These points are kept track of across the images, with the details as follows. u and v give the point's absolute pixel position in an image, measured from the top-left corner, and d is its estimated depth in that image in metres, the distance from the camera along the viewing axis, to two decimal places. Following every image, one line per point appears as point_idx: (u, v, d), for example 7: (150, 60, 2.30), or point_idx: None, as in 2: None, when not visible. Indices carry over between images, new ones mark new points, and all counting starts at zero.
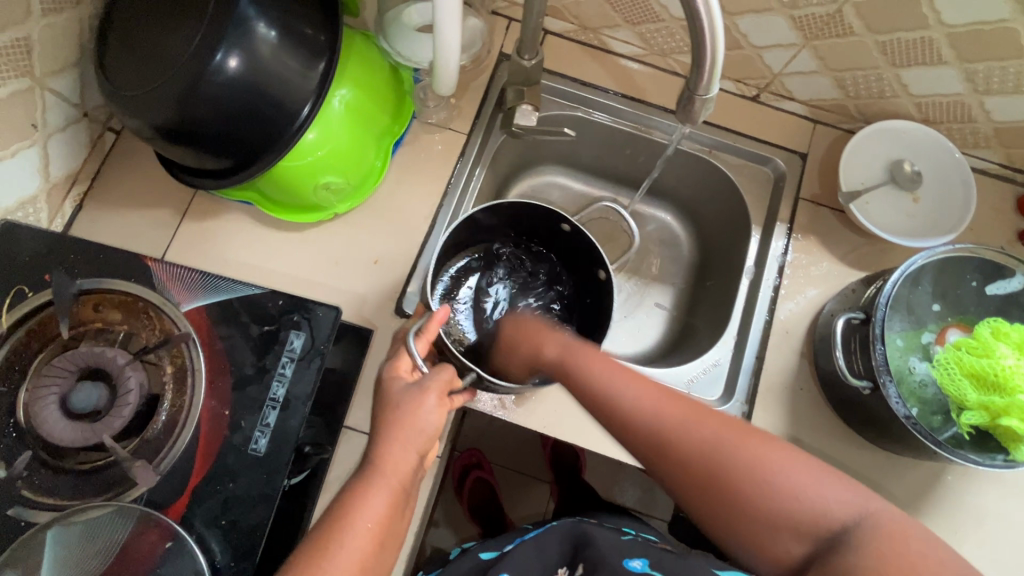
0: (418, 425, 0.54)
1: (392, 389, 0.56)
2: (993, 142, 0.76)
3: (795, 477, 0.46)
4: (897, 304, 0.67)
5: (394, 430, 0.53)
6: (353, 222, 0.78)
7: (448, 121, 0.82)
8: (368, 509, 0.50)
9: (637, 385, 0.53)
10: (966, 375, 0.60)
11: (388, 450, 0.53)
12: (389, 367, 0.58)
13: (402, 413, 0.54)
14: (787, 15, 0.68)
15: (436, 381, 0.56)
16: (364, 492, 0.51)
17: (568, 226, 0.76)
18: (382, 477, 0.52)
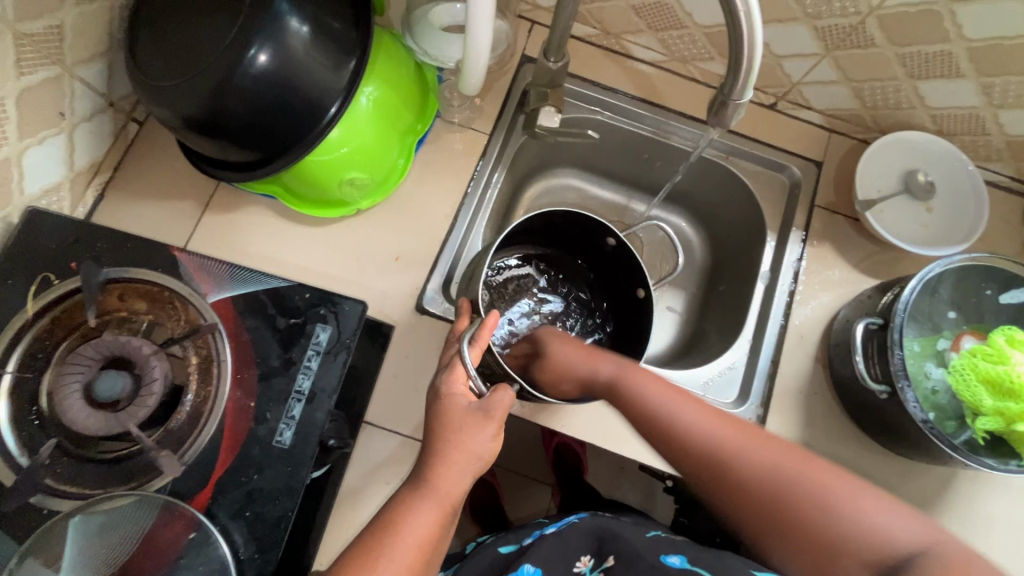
0: (474, 453, 0.54)
1: (445, 404, 0.55)
2: (1005, 155, 0.78)
3: (860, 500, 0.47)
4: (913, 311, 0.68)
5: (448, 459, 0.53)
6: (374, 218, 0.78)
7: (471, 121, 0.83)
8: (416, 524, 0.51)
9: (698, 411, 0.57)
10: (981, 381, 0.61)
11: (443, 474, 0.53)
12: (446, 380, 0.57)
13: (455, 432, 0.54)
14: (810, 25, 0.69)
15: (498, 405, 0.55)
16: (412, 508, 0.52)
17: (612, 240, 0.77)
18: (432, 497, 0.52)
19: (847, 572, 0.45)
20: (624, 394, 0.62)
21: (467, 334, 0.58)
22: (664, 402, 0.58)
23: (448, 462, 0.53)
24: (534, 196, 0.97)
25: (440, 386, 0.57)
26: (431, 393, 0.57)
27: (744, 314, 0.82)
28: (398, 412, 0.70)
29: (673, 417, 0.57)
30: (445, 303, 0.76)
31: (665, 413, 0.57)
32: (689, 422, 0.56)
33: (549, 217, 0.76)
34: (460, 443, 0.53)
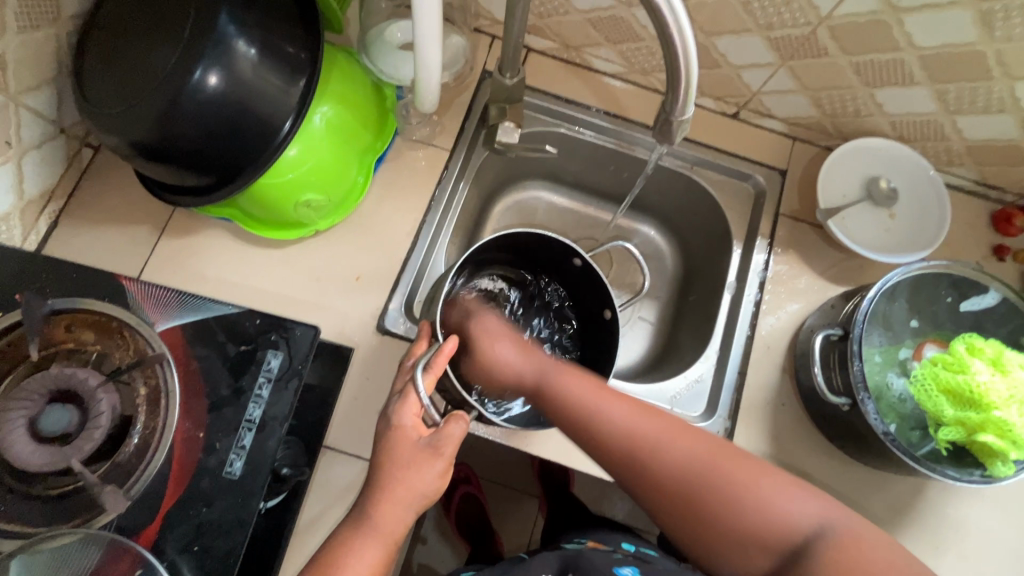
0: (416, 491, 0.54)
1: (402, 435, 0.54)
2: (967, 160, 0.78)
3: (767, 488, 0.48)
4: (872, 318, 0.67)
5: (390, 498, 0.53)
6: (333, 239, 0.77)
7: (431, 137, 0.82)
8: (360, 561, 0.52)
9: (623, 404, 0.55)
10: (942, 392, 0.61)
11: (384, 513, 0.53)
12: (398, 409, 0.56)
13: (404, 460, 0.54)
14: (763, 36, 0.69)
15: (448, 441, 0.54)
16: (355, 545, 0.52)
17: (579, 261, 0.75)
18: (375, 537, 0.53)
19: (743, 555, 0.46)
20: (550, 397, 0.59)
21: (423, 360, 0.57)
22: (592, 409, 0.55)
23: (390, 501, 0.53)
24: (504, 211, 0.96)
25: (391, 414, 0.56)
26: (382, 420, 0.57)
27: (712, 324, 0.81)
28: (360, 435, 0.69)
29: (596, 417, 0.55)
30: (406, 322, 0.75)
31: (592, 414, 0.55)
32: (621, 421, 0.53)
33: (518, 235, 0.75)
34: (403, 483, 0.53)
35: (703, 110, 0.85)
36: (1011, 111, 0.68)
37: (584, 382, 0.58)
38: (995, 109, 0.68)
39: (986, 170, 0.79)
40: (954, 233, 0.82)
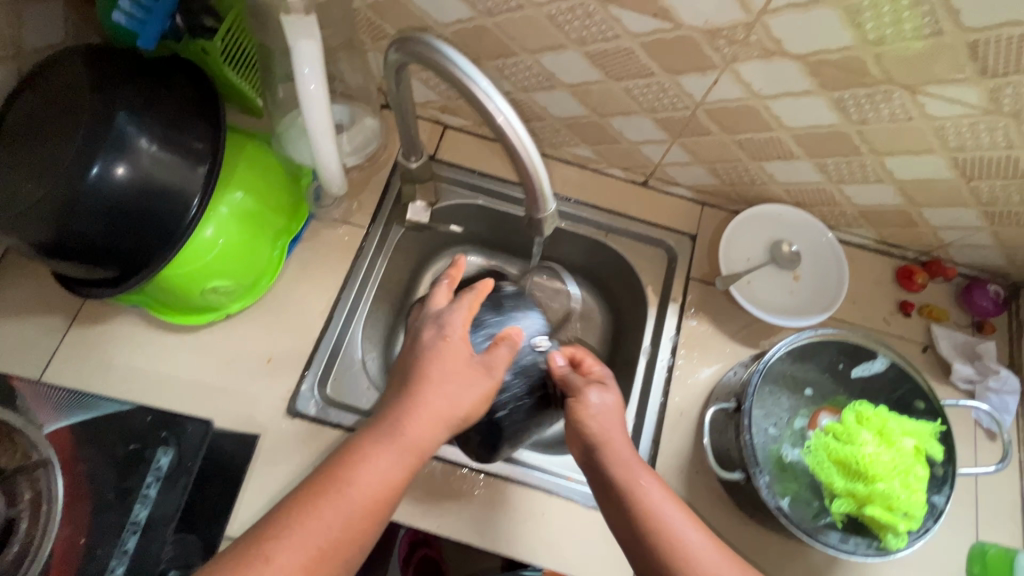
0: (455, 403, 0.57)
1: (459, 343, 0.60)
2: (862, 222, 0.81)
3: None
4: (767, 386, 0.68)
5: (428, 408, 0.56)
6: (246, 321, 0.78)
7: (349, 215, 0.84)
8: (375, 472, 0.53)
9: (698, 530, 0.55)
10: (833, 462, 0.61)
11: (419, 422, 0.55)
12: (456, 320, 0.61)
13: (448, 367, 0.58)
14: (650, 117, 0.72)
15: (500, 361, 0.62)
16: (376, 454, 0.53)
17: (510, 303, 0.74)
18: (398, 446, 0.54)
19: None
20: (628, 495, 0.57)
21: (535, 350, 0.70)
22: (663, 522, 0.55)
23: (431, 411, 0.56)
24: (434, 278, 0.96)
25: (442, 328, 0.61)
26: (426, 332, 0.61)
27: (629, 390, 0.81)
28: None
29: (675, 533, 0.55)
30: (320, 404, 0.75)
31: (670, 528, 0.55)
32: (686, 543, 0.54)
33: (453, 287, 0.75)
34: (445, 391, 0.57)
35: (612, 179, 0.88)
36: (887, 182, 0.71)
37: (660, 487, 0.58)
38: (873, 179, 0.71)
39: (883, 231, 0.82)
40: (862, 292, 0.84)
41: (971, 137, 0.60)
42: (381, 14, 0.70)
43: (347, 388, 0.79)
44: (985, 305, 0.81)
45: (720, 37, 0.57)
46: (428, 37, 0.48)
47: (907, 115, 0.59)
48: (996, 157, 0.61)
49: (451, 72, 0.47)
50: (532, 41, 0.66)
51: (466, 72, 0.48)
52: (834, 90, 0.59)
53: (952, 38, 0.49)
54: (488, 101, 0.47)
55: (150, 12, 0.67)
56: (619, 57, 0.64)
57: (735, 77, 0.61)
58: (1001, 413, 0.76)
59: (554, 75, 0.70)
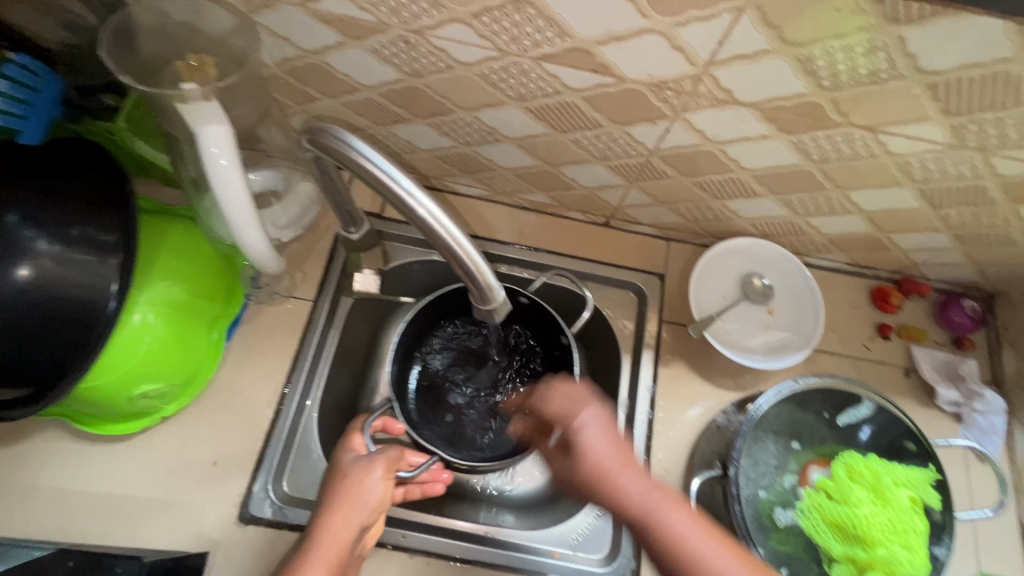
0: (365, 501, 0.61)
1: (343, 453, 0.67)
2: (832, 248, 0.78)
3: None
4: (750, 443, 0.63)
5: (334, 515, 0.59)
6: (185, 421, 0.70)
7: (293, 288, 0.78)
8: None
9: (728, 558, 0.46)
10: (828, 525, 0.57)
11: (329, 526, 0.58)
12: (344, 444, 0.68)
13: (350, 478, 0.62)
14: (603, 164, 0.68)
15: (383, 456, 0.65)
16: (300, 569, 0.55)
17: (524, 298, 0.76)
18: (320, 552, 0.56)
19: None
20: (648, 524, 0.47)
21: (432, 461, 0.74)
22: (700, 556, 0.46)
23: (335, 517, 0.58)
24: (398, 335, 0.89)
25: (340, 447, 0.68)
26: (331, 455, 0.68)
27: None
28: None
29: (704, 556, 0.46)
30: (277, 504, 0.68)
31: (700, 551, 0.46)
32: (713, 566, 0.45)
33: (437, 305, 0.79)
34: (343, 493, 0.61)
35: (572, 223, 0.84)
36: (855, 213, 0.68)
37: (685, 511, 0.48)
38: (839, 211, 0.68)
39: (854, 254, 0.79)
40: (838, 318, 0.81)
41: (937, 170, 0.57)
42: (300, 79, 0.64)
43: (306, 479, 0.72)
44: (961, 321, 0.79)
45: (668, 89, 0.52)
46: (342, 133, 0.44)
47: (870, 153, 0.56)
48: (964, 187, 0.58)
49: (370, 172, 0.43)
50: (468, 99, 0.60)
51: (386, 171, 0.43)
52: (794, 134, 0.55)
53: (913, 81, 0.46)
54: (409, 197, 0.43)
55: (32, 104, 0.62)
56: (562, 111, 0.59)
57: (688, 125, 0.57)
58: (988, 433, 0.74)
59: (497, 129, 0.65)
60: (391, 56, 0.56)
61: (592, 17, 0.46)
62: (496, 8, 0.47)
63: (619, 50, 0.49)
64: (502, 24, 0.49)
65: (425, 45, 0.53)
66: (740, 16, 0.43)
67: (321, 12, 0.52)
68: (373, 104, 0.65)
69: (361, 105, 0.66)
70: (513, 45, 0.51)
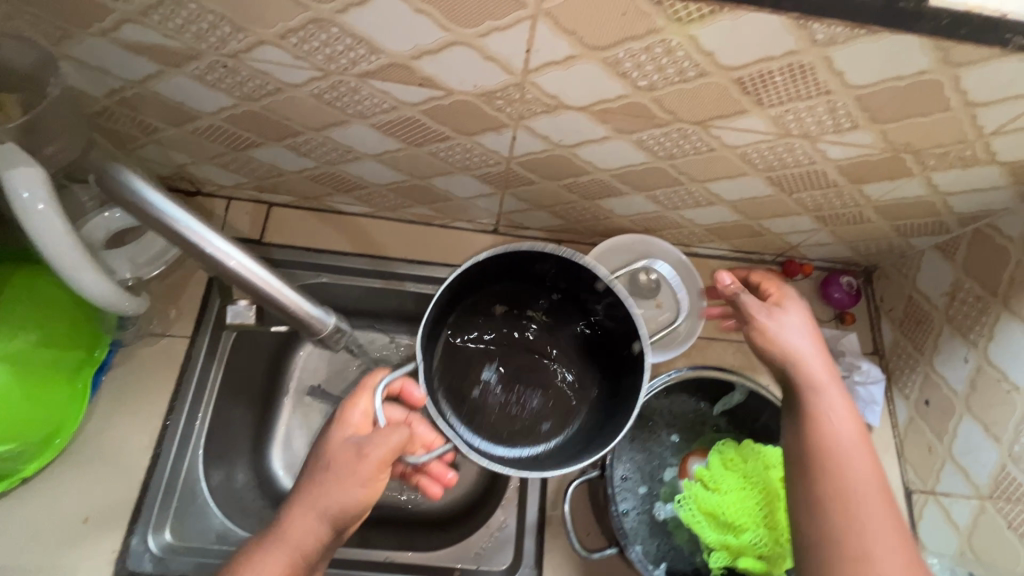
0: (342, 504, 0.49)
1: (338, 430, 0.54)
2: (713, 238, 0.80)
3: (889, 544, 0.45)
4: (629, 444, 0.67)
5: (314, 496, 0.50)
6: (53, 478, 0.66)
7: (169, 326, 0.74)
8: (260, 566, 0.48)
9: (853, 425, 0.51)
10: (704, 514, 0.58)
11: (295, 522, 0.50)
12: (346, 408, 0.55)
13: (335, 466, 0.51)
14: (469, 174, 0.67)
15: (380, 445, 0.51)
16: (260, 559, 0.49)
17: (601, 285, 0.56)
18: (279, 544, 0.49)
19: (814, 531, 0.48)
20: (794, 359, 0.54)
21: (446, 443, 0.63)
22: (835, 404, 0.52)
23: (314, 497, 0.50)
24: (307, 355, 0.84)
25: (345, 414, 0.55)
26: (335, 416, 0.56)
27: None
28: None
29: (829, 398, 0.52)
30: (157, 557, 0.65)
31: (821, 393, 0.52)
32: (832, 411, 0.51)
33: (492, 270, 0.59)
34: (325, 481, 0.51)
35: (461, 233, 0.83)
36: (719, 203, 0.69)
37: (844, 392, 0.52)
38: (705, 202, 0.69)
39: (735, 242, 0.81)
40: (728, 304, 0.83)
41: (776, 158, 0.58)
42: (136, 109, 0.61)
43: (192, 527, 0.68)
44: (840, 297, 0.82)
45: (497, 98, 0.52)
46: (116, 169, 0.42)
47: (708, 147, 0.57)
48: (805, 172, 0.60)
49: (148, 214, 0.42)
50: (311, 120, 0.59)
51: (161, 207, 0.42)
52: (631, 133, 0.55)
53: (719, 77, 0.46)
54: (206, 242, 0.42)
55: None
56: (407, 126, 0.58)
57: (531, 132, 0.56)
58: (869, 404, 0.77)
59: (353, 147, 0.64)
60: (215, 82, 0.54)
61: (397, 32, 0.45)
62: (299, 28, 0.46)
63: (435, 63, 0.48)
64: (312, 44, 0.47)
65: (245, 69, 0.51)
66: (535, 23, 0.42)
67: (127, 41, 0.50)
68: (219, 130, 0.63)
69: (208, 132, 0.64)
70: (331, 64, 0.49)
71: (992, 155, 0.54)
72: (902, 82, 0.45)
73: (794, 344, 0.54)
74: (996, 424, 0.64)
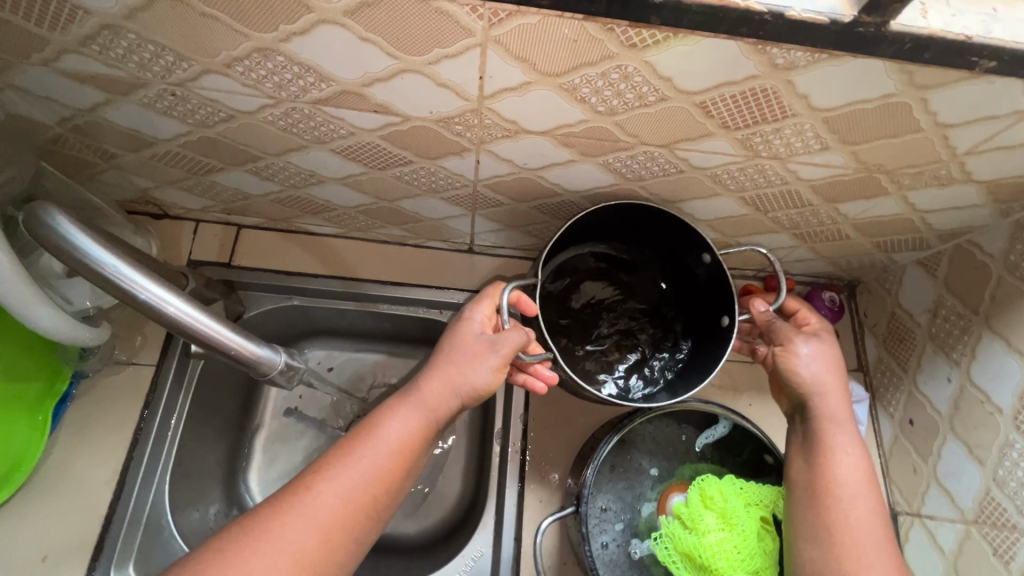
0: (471, 383, 0.54)
1: (465, 328, 0.57)
2: None
3: (874, 551, 0.49)
4: (609, 475, 0.65)
5: (441, 375, 0.54)
6: (11, 516, 0.64)
7: (134, 354, 0.73)
8: (391, 429, 0.52)
9: (852, 439, 0.54)
10: (681, 555, 0.57)
11: (428, 388, 0.54)
12: (473, 307, 0.58)
13: (462, 356, 0.55)
14: (437, 197, 0.65)
15: (511, 342, 0.54)
16: (392, 414, 0.53)
17: (708, 257, 0.63)
18: (416, 406, 0.53)
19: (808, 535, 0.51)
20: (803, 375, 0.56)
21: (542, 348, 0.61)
22: (840, 417, 0.54)
23: (439, 376, 0.54)
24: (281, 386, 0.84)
25: (469, 318, 0.58)
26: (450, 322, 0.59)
27: (485, 482, 0.73)
28: None
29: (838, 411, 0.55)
30: None
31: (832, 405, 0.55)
32: (839, 424, 0.54)
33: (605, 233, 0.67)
34: (455, 366, 0.54)
35: (436, 252, 0.81)
36: (694, 222, 0.67)
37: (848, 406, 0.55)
38: None
39: None
40: None
41: (748, 179, 0.56)
42: (90, 136, 0.59)
43: (156, 564, 0.65)
44: (823, 313, 0.80)
45: (455, 123, 0.50)
46: (53, 217, 0.42)
47: (677, 169, 0.55)
48: (778, 192, 0.59)
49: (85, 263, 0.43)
50: (269, 145, 0.57)
51: (94, 254, 0.43)
52: (596, 156, 0.54)
53: (680, 101, 0.45)
54: (138, 289, 0.44)
55: None
56: (368, 151, 0.56)
57: (494, 156, 0.55)
58: (853, 423, 0.75)
59: (316, 171, 0.62)
60: (167, 109, 0.52)
61: (345, 61, 0.43)
62: (244, 57, 0.44)
63: (387, 90, 0.46)
64: (259, 72, 0.46)
65: (195, 97, 0.50)
66: (485, 50, 0.41)
67: (71, 71, 0.48)
68: (179, 155, 0.61)
69: (167, 158, 0.62)
70: (282, 92, 0.48)
71: (968, 174, 0.53)
72: (868, 105, 0.44)
73: (804, 370, 0.56)
74: (981, 447, 0.62)
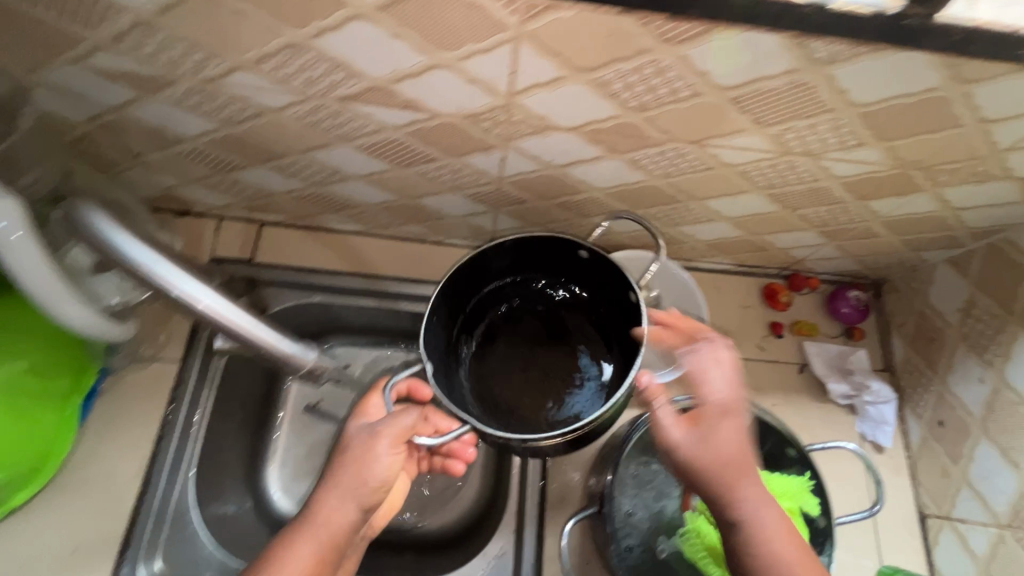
0: (370, 478, 0.52)
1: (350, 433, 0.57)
2: (715, 252, 0.77)
3: None
4: (630, 475, 0.63)
5: (337, 488, 0.52)
6: (41, 509, 0.65)
7: (159, 350, 0.73)
8: (295, 561, 0.49)
9: (773, 512, 0.46)
10: (705, 549, 0.58)
11: (328, 505, 0.51)
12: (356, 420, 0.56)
13: (357, 460, 0.53)
14: (460, 194, 0.65)
15: (392, 428, 0.54)
16: (292, 543, 0.50)
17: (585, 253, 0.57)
18: (311, 535, 0.51)
19: None
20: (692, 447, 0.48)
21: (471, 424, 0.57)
22: (727, 493, 0.46)
23: (338, 491, 0.52)
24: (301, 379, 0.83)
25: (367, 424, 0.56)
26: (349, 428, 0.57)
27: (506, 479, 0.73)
28: None
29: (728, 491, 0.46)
30: None
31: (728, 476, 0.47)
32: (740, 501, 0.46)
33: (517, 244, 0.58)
34: (347, 479, 0.52)
35: (456, 250, 0.81)
36: (719, 220, 0.66)
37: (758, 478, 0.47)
38: (705, 219, 0.67)
39: (738, 257, 0.78)
40: (730, 319, 0.80)
41: (777, 176, 0.55)
42: (117, 134, 0.59)
43: (183, 557, 0.66)
44: (848, 312, 0.79)
45: (483, 120, 0.50)
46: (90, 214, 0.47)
47: (706, 165, 0.54)
48: (808, 189, 0.58)
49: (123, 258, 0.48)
50: (294, 143, 0.57)
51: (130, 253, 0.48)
52: (624, 153, 0.53)
53: (714, 97, 0.44)
54: (175, 286, 0.49)
55: None
56: (393, 148, 0.56)
57: (521, 152, 0.54)
58: (879, 424, 0.74)
59: (340, 169, 0.62)
60: (194, 106, 0.52)
61: (374, 57, 0.43)
62: (274, 53, 0.44)
63: (416, 87, 0.46)
64: (289, 69, 0.45)
65: (224, 94, 0.50)
66: (518, 46, 0.40)
67: (102, 69, 0.48)
68: (204, 153, 0.61)
69: (193, 155, 0.62)
70: (310, 89, 0.48)
71: (1006, 171, 0.52)
72: (909, 99, 0.43)
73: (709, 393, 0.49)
74: (1014, 449, 0.61)
